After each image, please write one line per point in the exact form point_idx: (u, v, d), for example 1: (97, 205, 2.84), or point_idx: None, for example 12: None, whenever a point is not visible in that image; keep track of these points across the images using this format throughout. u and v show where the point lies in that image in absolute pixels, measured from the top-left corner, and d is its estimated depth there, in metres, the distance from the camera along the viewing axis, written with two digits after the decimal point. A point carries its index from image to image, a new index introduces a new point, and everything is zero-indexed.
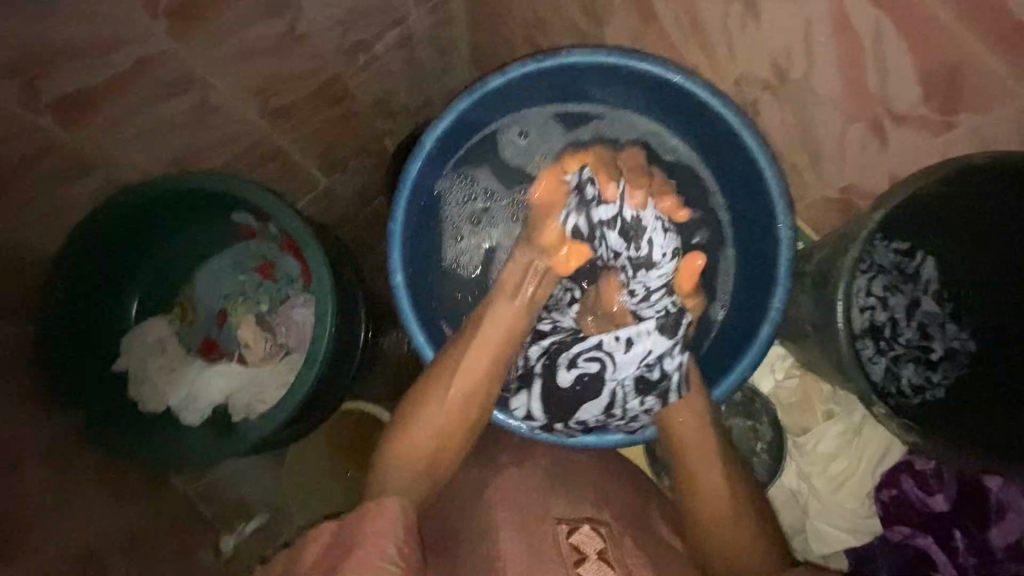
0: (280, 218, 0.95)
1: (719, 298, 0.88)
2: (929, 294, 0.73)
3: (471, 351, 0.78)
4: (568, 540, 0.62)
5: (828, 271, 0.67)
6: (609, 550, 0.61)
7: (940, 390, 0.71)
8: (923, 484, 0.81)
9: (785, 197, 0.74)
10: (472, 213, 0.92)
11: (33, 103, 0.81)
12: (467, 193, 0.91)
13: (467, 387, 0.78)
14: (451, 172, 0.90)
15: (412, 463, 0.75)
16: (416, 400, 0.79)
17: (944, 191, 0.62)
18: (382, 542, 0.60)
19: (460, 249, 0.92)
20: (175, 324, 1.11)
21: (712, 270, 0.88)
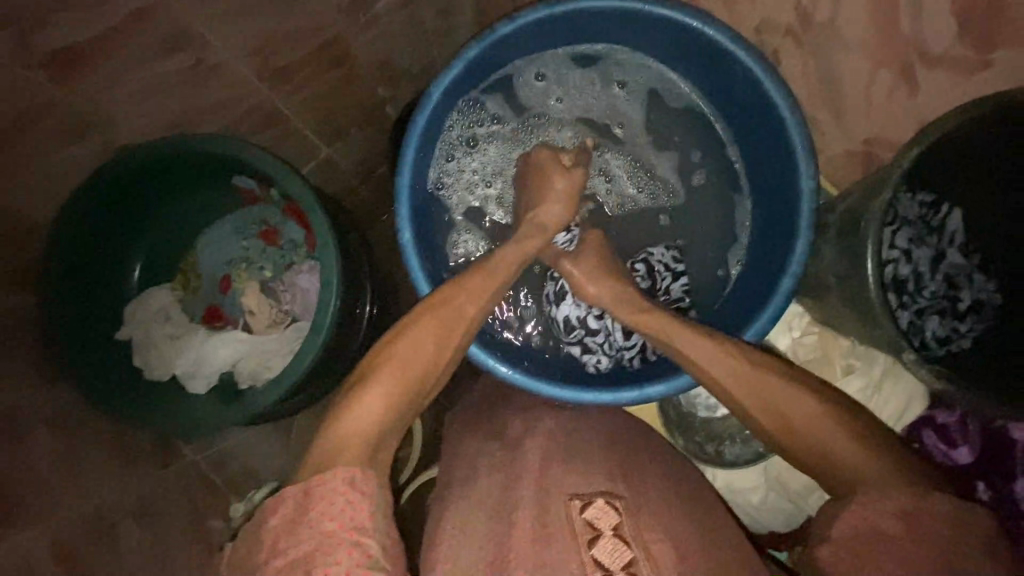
0: (283, 183, 0.93)
1: (733, 248, 0.86)
2: (955, 247, 0.72)
3: (464, 302, 0.71)
4: (581, 516, 0.57)
5: (857, 220, 0.66)
6: (626, 524, 0.57)
7: (966, 341, 0.70)
8: (946, 438, 0.81)
9: (808, 145, 0.72)
10: (470, 137, 0.88)
11: (26, 60, 0.80)
12: (472, 137, 0.88)
13: (455, 340, 0.69)
14: (459, 116, 0.87)
15: (381, 409, 0.62)
16: (391, 340, 0.67)
17: (952, 143, 0.62)
18: (364, 540, 0.50)
19: (463, 192, 0.89)
20: (179, 291, 1.08)
21: (721, 220, 0.88)
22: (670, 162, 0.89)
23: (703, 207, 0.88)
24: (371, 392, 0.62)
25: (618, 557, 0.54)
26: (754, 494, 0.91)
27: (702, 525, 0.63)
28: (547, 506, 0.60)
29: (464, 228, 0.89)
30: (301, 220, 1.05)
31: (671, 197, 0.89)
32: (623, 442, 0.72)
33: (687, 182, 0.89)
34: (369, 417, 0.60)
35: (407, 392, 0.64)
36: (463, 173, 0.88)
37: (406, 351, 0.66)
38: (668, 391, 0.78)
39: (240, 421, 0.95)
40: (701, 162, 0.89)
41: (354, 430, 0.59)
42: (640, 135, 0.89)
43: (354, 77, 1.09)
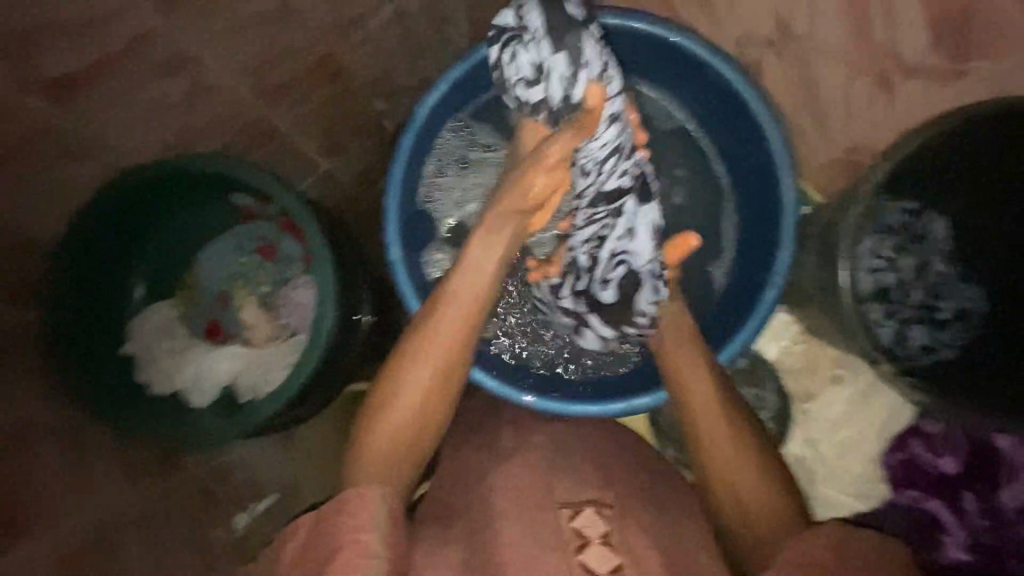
0: (280, 201, 0.95)
1: (708, 263, 0.86)
2: (939, 255, 0.73)
3: (441, 322, 0.70)
4: (570, 524, 0.59)
5: (834, 230, 0.67)
6: (613, 532, 0.59)
7: (949, 350, 0.72)
8: (932, 446, 0.82)
9: (788, 157, 0.73)
10: (462, 156, 0.89)
11: (26, 85, 0.83)
12: (463, 155, 0.89)
13: (444, 355, 0.69)
14: (449, 129, 0.88)
15: (387, 450, 0.67)
16: (392, 370, 0.69)
17: (942, 152, 0.63)
18: (364, 538, 0.58)
19: (448, 206, 0.90)
20: (179, 307, 1.10)
21: (703, 240, 0.86)
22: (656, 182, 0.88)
23: (690, 221, 0.87)
24: (379, 429, 0.67)
25: (605, 561, 0.56)
26: None
27: (690, 539, 0.63)
28: (534, 517, 0.60)
29: (445, 241, 0.90)
30: (298, 236, 1.08)
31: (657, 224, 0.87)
32: (611, 452, 0.72)
33: (670, 205, 0.88)
34: (377, 461, 0.66)
35: (407, 425, 0.68)
36: (452, 191, 0.90)
37: (404, 382, 0.68)
38: (654, 404, 0.79)
39: (240, 433, 0.96)
40: (682, 180, 0.88)
41: (370, 467, 0.66)
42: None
43: (352, 92, 1.10)
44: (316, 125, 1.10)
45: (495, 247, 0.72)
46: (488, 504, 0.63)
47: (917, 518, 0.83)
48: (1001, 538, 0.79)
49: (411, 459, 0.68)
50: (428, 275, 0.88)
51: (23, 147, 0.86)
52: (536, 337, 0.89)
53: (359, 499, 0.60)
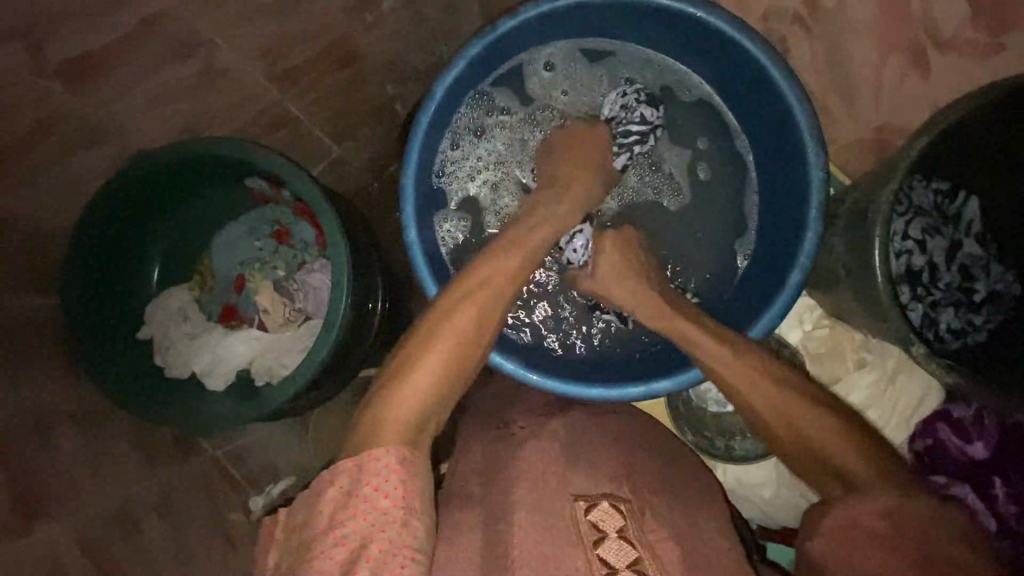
0: (295, 186, 0.94)
1: (732, 236, 0.86)
2: (971, 236, 0.71)
3: (486, 281, 0.69)
4: (586, 517, 0.58)
5: (863, 212, 0.65)
6: (630, 527, 0.57)
7: (981, 335, 0.70)
8: (961, 432, 0.80)
9: (817, 136, 0.71)
10: (478, 125, 0.88)
11: (42, 68, 0.93)
12: (479, 124, 0.88)
13: (485, 314, 0.68)
14: (467, 102, 0.86)
15: (404, 421, 0.59)
16: (426, 328, 0.65)
17: (957, 134, 0.62)
18: (414, 521, 0.53)
19: (462, 176, 0.89)
20: (195, 291, 1.11)
21: (722, 216, 0.86)
22: (678, 157, 0.87)
23: (711, 196, 0.87)
24: (406, 386, 0.61)
25: (622, 554, 0.55)
26: (766, 489, 0.90)
27: (709, 524, 0.63)
28: (551, 509, 0.60)
29: (459, 216, 0.89)
30: (312, 220, 1.07)
31: (677, 195, 0.87)
32: (630, 439, 0.72)
33: (692, 178, 0.87)
34: (393, 430, 0.57)
35: (429, 397, 0.61)
36: (467, 161, 0.88)
37: (443, 339, 0.64)
38: (673, 388, 0.78)
39: (257, 418, 0.96)
40: (705, 156, 0.87)
41: (390, 428, 0.58)
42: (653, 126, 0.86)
43: (360, 77, 1.07)
44: (326, 110, 1.08)
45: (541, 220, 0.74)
46: (503, 492, 0.63)
47: None
48: None
49: (433, 425, 0.61)
50: (445, 247, 0.88)
51: (32, 135, 0.92)
52: (553, 316, 0.90)
53: (381, 471, 0.54)
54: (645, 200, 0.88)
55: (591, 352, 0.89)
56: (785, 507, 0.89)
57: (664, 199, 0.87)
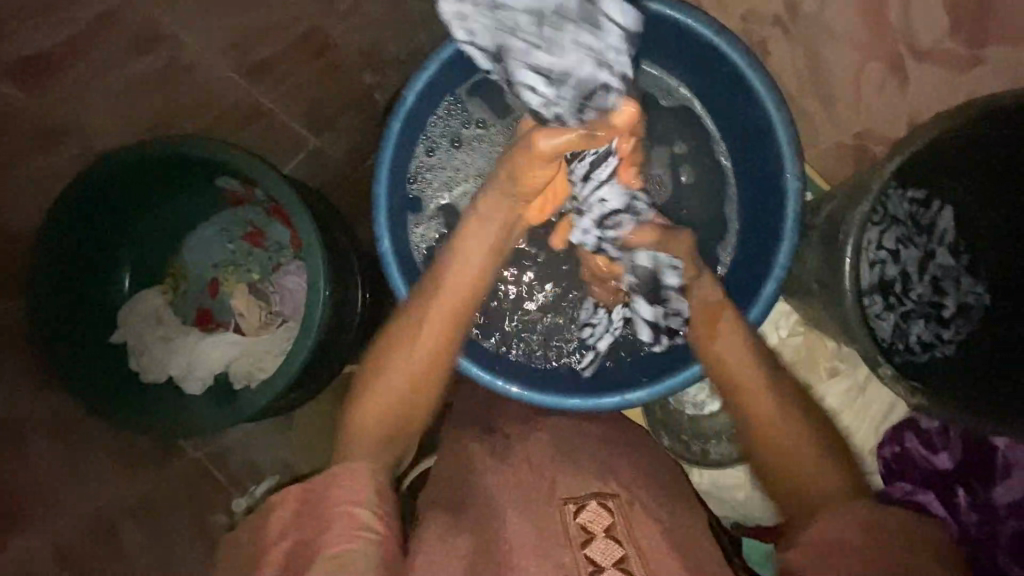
0: (267, 186, 0.91)
1: (717, 238, 0.83)
2: (944, 246, 0.72)
3: (439, 293, 0.71)
4: (575, 520, 0.57)
5: (838, 224, 0.65)
6: (617, 524, 0.56)
7: (950, 347, 0.71)
8: (928, 442, 0.84)
9: (794, 144, 0.70)
10: (456, 132, 0.85)
11: None
12: (457, 133, 0.86)
13: (440, 331, 0.70)
14: (443, 108, 0.84)
15: (374, 411, 0.67)
16: (384, 348, 0.70)
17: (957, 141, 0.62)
18: (354, 511, 0.57)
19: (438, 185, 0.87)
20: (168, 294, 1.08)
21: (707, 217, 0.84)
22: (660, 160, 0.85)
23: (689, 198, 0.85)
24: (363, 404, 0.68)
25: (609, 554, 0.54)
26: (743, 490, 0.91)
27: (687, 527, 0.63)
28: (538, 513, 0.60)
29: (435, 217, 0.86)
30: (286, 222, 1.05)
31: (661, 194, 0.84)
32: (609, 447, 0.72)
33: (675, 181, 0.85)
34: (363, 415, 0.67)
35: (400, 395, 0.68)
36: (445, 168, 0.86)
37: (398, 362, 0.69)
38: (649, 398, 0.78)
39: (236, 421, 0.95)
40: (685, 159, 0.85)
41: (356, 444, 0.66)
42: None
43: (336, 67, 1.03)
44: (301, 102, 1.04)
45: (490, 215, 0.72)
46: (487, 505, 0.63)
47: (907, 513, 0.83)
48: (992, 532, 0.80)
49: (395, 439, 0.67)
50: (421, 250, 0.85)
51: None
52: (499, 306, 0.88)
53: (356, 476, 0.59)
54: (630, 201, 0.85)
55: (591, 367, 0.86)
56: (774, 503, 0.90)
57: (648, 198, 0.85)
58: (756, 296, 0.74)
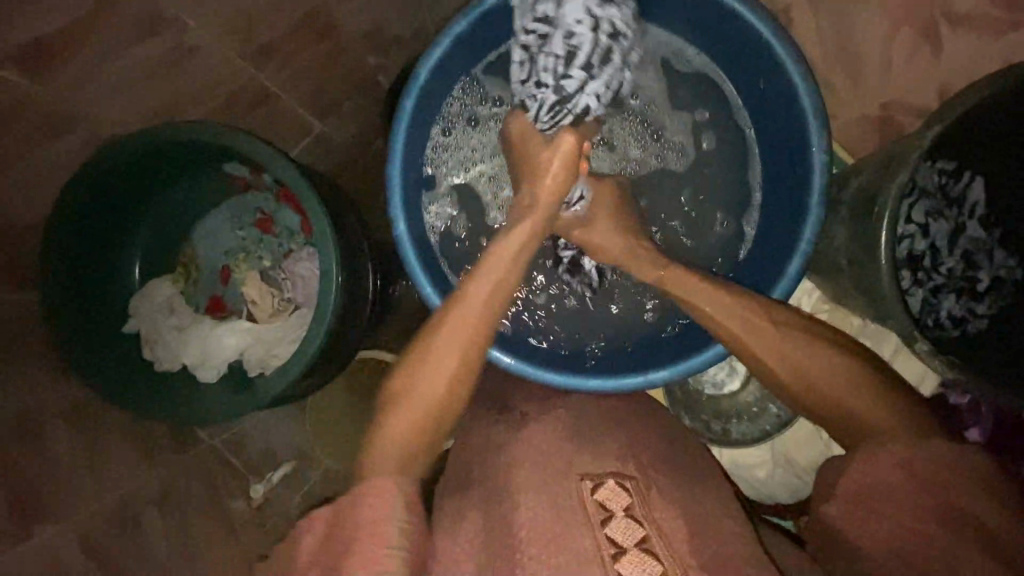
0: (276, 172, 0.90)
1: (733, 210, 0.83)
2: (975, 219, 0.70)
3: (473, 297, 0.69)
4: (592, 497, 0.56)
5: (871, 196, 0.64)
6: (637, 504, 0.55)
7: (982, 322, 0.70)
8: (956, 416, 0.83)
9: (822, 117, 0.68)
10: (471, 111, 0.84)
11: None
12: (474, 111, 0.84)
13: (475, 337, 0.68)
14: (460, 85, 0.83)
15: (399, 437, 0.63)
16: (413, 356, 0.67)
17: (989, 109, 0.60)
18: (384, 528, 0.55)
19: (453, 164, 0.85)
20: (179, 282, 1.08)
21: (725, 189, 0.83)
22: (679, 126, 0.83)
23: (710, 167, 0.83)
24: (392, 416, 0.65)
25: (629, 533, 0.53)
26: (762, 470, 0.91)
27: (716, 507, 0.62)
28: (554, 492, 0.58)
29: (450, 197, 0.86)
30: (296, 207, 1.03)
31: (679, 160, 0.84)
32: (636, 425, 0.70)
33: (697, 149, 0.84)
34: (389, 443, 0.63)
35: (423, 419, 0.65)
36: (462, 145, 0.85)
37: (431, 370, 0.66)
38: (671, 377, 0.77)
39: (252, 409, 0.95)
40: (705, 127, 0.83)
41: (385, 457, 0.62)
42: (651, 94, 0.82)
43: (340, 51, 1.05)
44: (307, 89, 1.06)
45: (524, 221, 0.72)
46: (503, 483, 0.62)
47: None
48: None
49: (423, 449, 0.65)
50: (436, 231, 0.86)
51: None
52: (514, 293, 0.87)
53: (381, 492, 0.58)
54: (647, 174, 0.84)
55: (609, 347, 0.86)
56: (797, 481, 0.89)
57: (670, 163, 0.84)
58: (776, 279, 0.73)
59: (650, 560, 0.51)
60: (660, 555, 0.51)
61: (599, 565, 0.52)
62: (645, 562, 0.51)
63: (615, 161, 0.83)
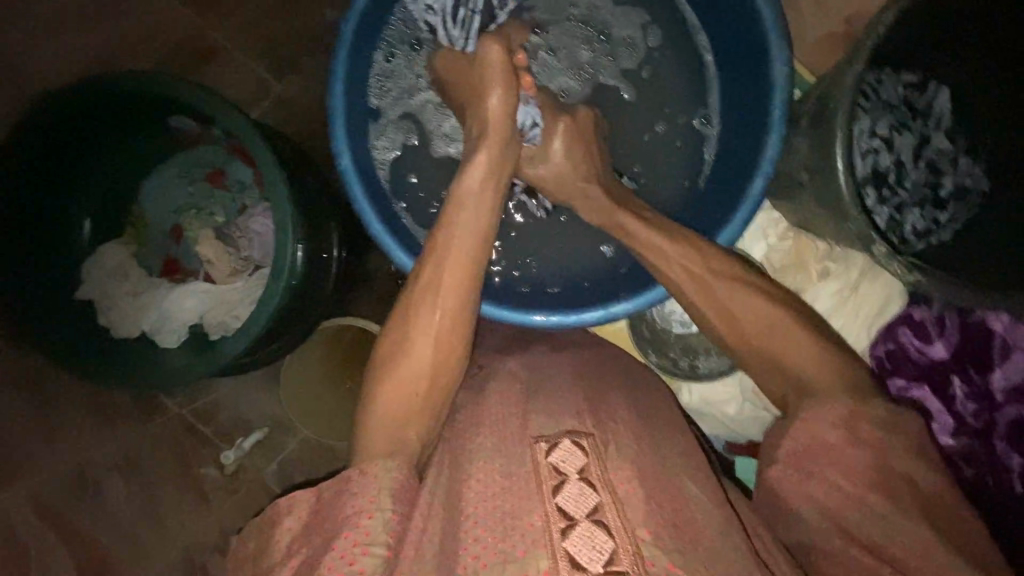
0: (221, 120, 0.83)
1: (688, 134, 0.82)
2: (940, 130, 0.75)
3: (443, 256, 0.64)
4: (546, 460, 0.52)
5: (827, 102, 0.63)
6: (592, 466, 0.51)
7: (946, 233, 0.74)
8: (921, 333, 0.83)
9: (780, 28, 0.66)
10: (414, 40, 0.81)
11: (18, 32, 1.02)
12: (414, 35, 0.81)
13: (453, 298, 0.63)
14: (401, 5, 0.79)
15: (394, 420, 0.59)
16: (393, 333, 0.63)
17: (938, 16, 0.63)
18: (370, 521, 0.49)
19: (395, 94, 0.82)
20: (131, 245, 1.04)
21: (679, 106, 0.82)
22: (627, 23, 0.82)
23: (660, 64, 0.82)
24: (381, 400, 0.60)
25: (583, 504, 0.47)
26: (731, 406, 0.90)
27: (676, 444, 0.61)
28: (507, 454, 0.54)
29: (398, 128, 0.83)
30: (248, 159, 0.99)
31: (633, 57, 0.82)
32: (595, 368, 0.69)
33: (647, 45, 0.82)
34: (385, 430, 0.58)
35: (416, 398, 0.60)
36: (406, 80, 0.82)
37: (413, 343, 0.61)
38: (633, 311, 0.76)
39: (216, 368, 0.88)
40: (653, 23, 0.82)
41: (382, 443, 0.57)
42: (593, 1, 0.81)
43: (299, 11, 1.03)
44: (267, 48, 1.05)
45: (484, 161, 0.68)
46: (459, 445, 0.58)
47: None
48: (987, 420, 0.81)
49: (423, 425, 0.60)
50: (386, 166, 0.83)
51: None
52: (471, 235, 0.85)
53: (367, 477, 0.53)
54: (608, 87, 0.82)
55: (572, 283, 0.84)
56: (767, 419, 0.87)
57: (622, 61, 0.82)
58: (731, 212, 0.72)
59: (601, 536, 0.45)
60: (611, 528, 0.46)
61: (547, 547, 0.45)
62: (595, 536, 0.45)
63: (571, 71, 0.82)
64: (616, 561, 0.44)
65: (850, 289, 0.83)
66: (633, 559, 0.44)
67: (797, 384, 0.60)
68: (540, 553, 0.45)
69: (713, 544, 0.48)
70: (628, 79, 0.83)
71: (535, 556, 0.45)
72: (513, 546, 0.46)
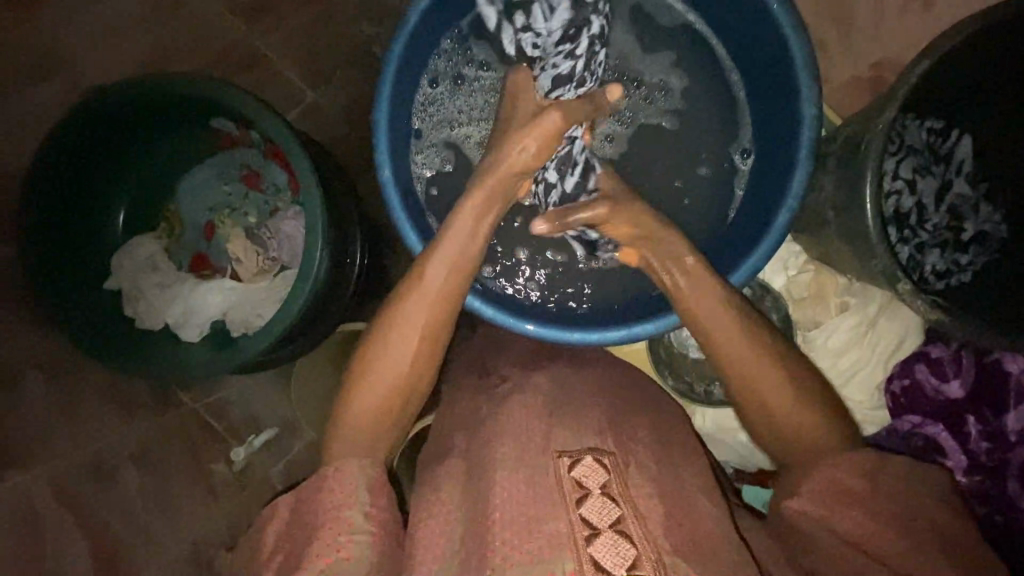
0: (264, 127, 0.86)
1: (717, 166, 0.84)
2: (961, 176, 0.77)
3: (414, 299, 0.65)
4: (569, 474, 0.53)
5: (858, 142, 0.65)
6: (613, 482, 0.52)
7: (966, 274, 0.75)
8: (938, 371, 0.84)
9: (812, 71, 0.69)
10: (457, 72, 0.85)
11: (74, 27, 1.06)
12: (458, 71, 0.85)
13: (423, 339, 0.64)
14: (447, 43, 0.84)
15: (359, 439, 0.63)
16: (362, 365, 0.65)
17: (966, 61, 0.66)
18: (343, 514, 0.56)
19: (438, 121, 0.86)
20: (163, 239, 1.06)
21: (710, 144, 0.85)
22: (657, 67, 0.84)
23: (690, 104, 0.85)
24: (344, 428, 0.63)
25: (605, 515, 0.49)
26: (743, 432, 0.91)
27: (690, 463, 0.63)
28: (531, 466, 0.55)
29: (437, 151, 0.86)
30: (285, 164, 1.02)
31: (665, 98, 0.85)
32: (614, 387, 0.71)
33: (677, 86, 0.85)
34: (349, 445, 0.63)
35: (375, 426, 0.64)
36: (446, 105, 0.85)
37: (378, 377, 0.64)
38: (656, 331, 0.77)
39: (231, 366, 0.90)
40: (681, 61, 0.85)
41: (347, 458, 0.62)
42: (623, 46, 0.84)
43: (342, 26, 1.07)
44: (308, 59, 1.08)
45: (473, 215, 0.68)
46: (479, 456, 0.59)
47: (915, 442, 0.85)
48: (1001, 458, 0.82)
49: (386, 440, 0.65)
50: (423, 179, 0.86)
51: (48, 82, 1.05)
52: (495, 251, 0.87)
53: (343, 476, 0.59)
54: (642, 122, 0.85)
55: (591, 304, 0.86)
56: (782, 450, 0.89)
57: (659, 105, 0.85)
58: (755, 247, 0.74)
59: (624, 543, 0.48)
60: (633, 537, 0.48)
61: (572, 550, 0.48)
62: (619, 544, 0.48)
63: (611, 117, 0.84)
64: (639, 566, 0.47)
65: (862, 326, 0.85)
66: (655, 564, 0.47)
67: (814, 412, 0.61)
68: (565, 557, 0.47)
69: (729, 564, 0.50)
70: (660, 113, 0.85)
71: (560, 558, 0.47)
72: (539, 549, 0.48)
